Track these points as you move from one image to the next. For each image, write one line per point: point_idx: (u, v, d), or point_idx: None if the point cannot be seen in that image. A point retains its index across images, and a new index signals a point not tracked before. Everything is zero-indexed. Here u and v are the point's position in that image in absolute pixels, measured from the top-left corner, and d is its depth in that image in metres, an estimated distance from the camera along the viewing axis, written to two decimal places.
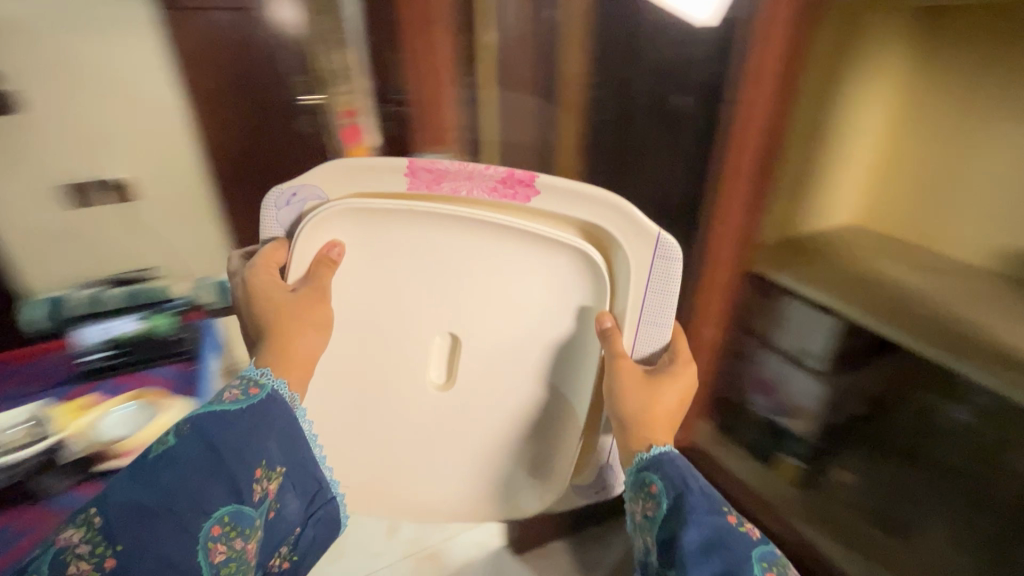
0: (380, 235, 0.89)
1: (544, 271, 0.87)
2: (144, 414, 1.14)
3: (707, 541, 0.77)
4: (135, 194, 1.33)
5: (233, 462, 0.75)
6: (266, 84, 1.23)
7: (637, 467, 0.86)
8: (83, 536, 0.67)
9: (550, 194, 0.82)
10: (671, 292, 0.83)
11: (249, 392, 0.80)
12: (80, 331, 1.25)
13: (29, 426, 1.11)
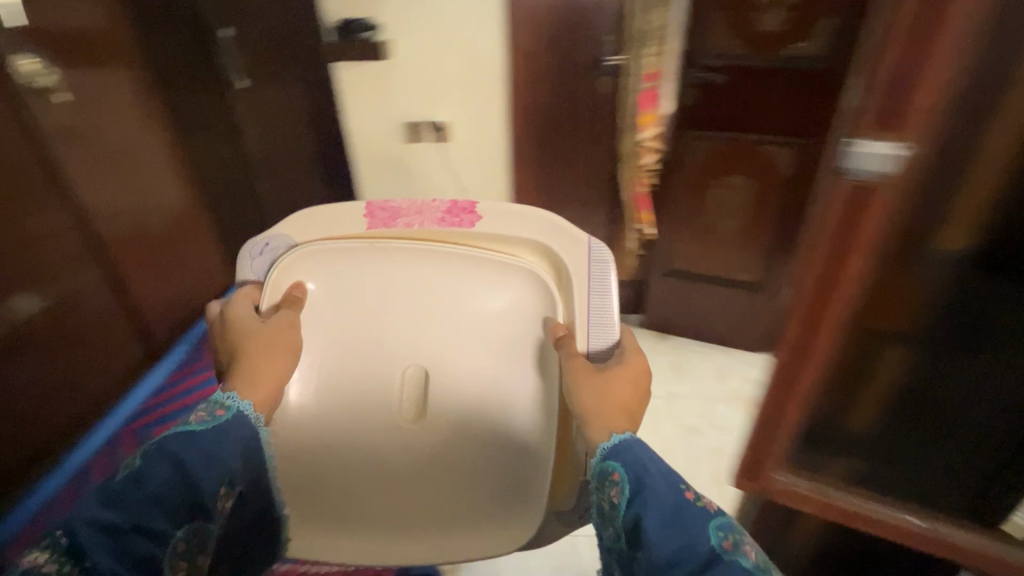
0: (342, 269, 0.79)
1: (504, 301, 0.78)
2: None
3: (656, 511, 0.50)
4: (450, 136, 1.53)
5: (208, 475, 0.53)
6: (580, 44, 1.38)
7: (591, 463, 0.59)
8: (49, 561, 0.44)
9: (499, 213, 0.82)
10: (610, 289, 0.75)
11: (216, 416, 0.59)
12: None
13: None
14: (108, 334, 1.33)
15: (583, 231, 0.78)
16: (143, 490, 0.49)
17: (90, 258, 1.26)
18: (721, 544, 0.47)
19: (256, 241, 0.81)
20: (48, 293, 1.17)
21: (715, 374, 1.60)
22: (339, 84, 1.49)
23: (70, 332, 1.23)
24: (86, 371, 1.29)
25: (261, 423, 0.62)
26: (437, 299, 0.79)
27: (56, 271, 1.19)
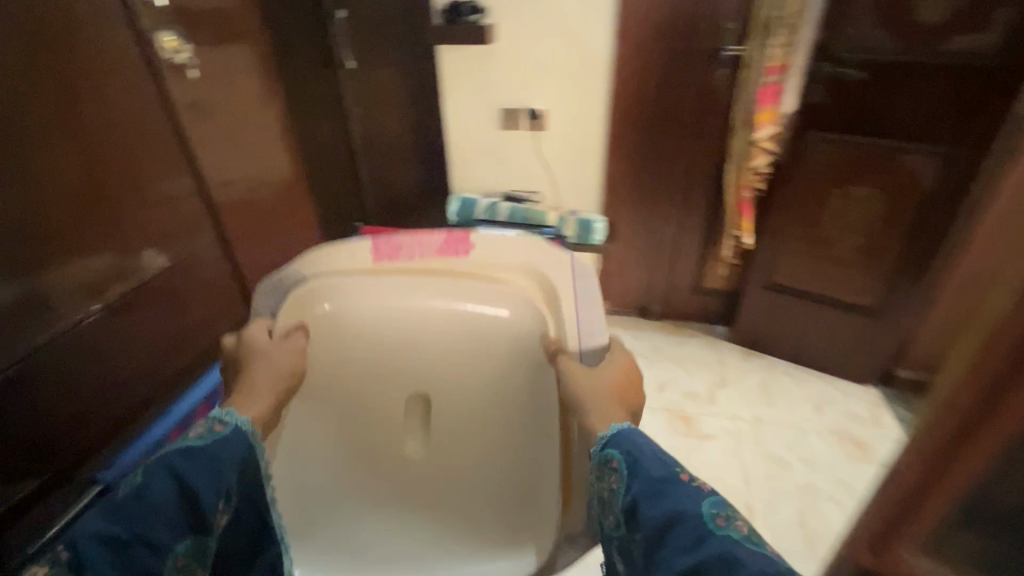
0: (338, 301, 0.73)
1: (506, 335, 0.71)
2: None
3: (648, 494, 0.53)
4: (545, 124, 1.50)
5: (207, 494, 0.52)
6: (696, 32, 1.29)
7: (591, 455, 0.61)
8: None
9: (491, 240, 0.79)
10: (597, 301, 0.74)
11: (214, 431, 0.57)
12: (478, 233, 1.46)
13: None
14: (223, 294, 1.25)
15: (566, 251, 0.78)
16: (146, 503, 0.49)
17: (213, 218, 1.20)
18: (715, 519, 0.49)
19: (267, 282, 0.78)
20: (171, 245, 1.10)
21: (811, 405, 1.44)
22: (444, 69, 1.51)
23: (191, 291, 1.15)
24: (199, 331, 1.18)
25: (258, 437, 0.60)
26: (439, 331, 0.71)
27: (183, 229, 1.13)
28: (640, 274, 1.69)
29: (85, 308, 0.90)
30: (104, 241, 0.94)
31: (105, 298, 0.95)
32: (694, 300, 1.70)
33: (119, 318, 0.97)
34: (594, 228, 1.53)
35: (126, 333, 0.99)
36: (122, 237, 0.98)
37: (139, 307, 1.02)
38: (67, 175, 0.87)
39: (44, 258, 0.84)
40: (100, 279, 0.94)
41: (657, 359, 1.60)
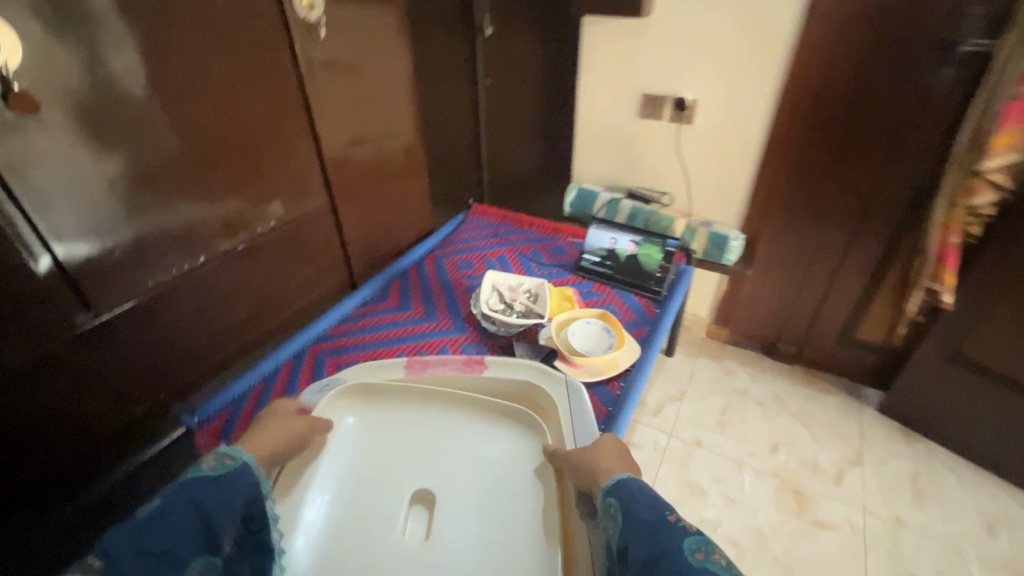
0: (381, 402, 0.94)
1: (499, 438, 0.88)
2: (602, 339, 1.07)
3: (634, 535, 0.58)
4: (690, 118, 1.29)
5: (222, 518, 0.56)
6: (923, 20, 0.98)
7: (598, 504, 0.69)
8: None
9: (502, 363, 0.99)
10: (585, 408, 0.89)
11: (224, 464, 0.63)
12: (591, 232, 1.32)
13: (526, 298, 1.15)
14: (330, 255, 1.27)
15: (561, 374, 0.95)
16: (171, 520, 0.52)
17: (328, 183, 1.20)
18: (693, 554, 0.54)
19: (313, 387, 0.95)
20: (290, 205, 1.13)
21: (980, 523, 1.11)
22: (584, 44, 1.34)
23: (303, 250, 1.19)
24: (300, 290, 1.21)
25: (262, 474, 0.65)
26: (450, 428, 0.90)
27: (301, 192, 1.14)
28: (774, 307, 1.43)
29: (196, 258, 0.96)
30: (224, 196, 0.98)
31: (216, 251, 0.99)
32: (838, 350, 1.40)
33: (225, 271, 1.02)
34: (728, 245, 1.31)
35: (231, 286, 1.04)
36: (242, 193, 1.02)
37: (246, 262, 1.06)
38: (197, 131, 0.90)
39: (168, 209, 0.89)
40: (217, 232, 0.99)
41: (776, 411, 1.36)
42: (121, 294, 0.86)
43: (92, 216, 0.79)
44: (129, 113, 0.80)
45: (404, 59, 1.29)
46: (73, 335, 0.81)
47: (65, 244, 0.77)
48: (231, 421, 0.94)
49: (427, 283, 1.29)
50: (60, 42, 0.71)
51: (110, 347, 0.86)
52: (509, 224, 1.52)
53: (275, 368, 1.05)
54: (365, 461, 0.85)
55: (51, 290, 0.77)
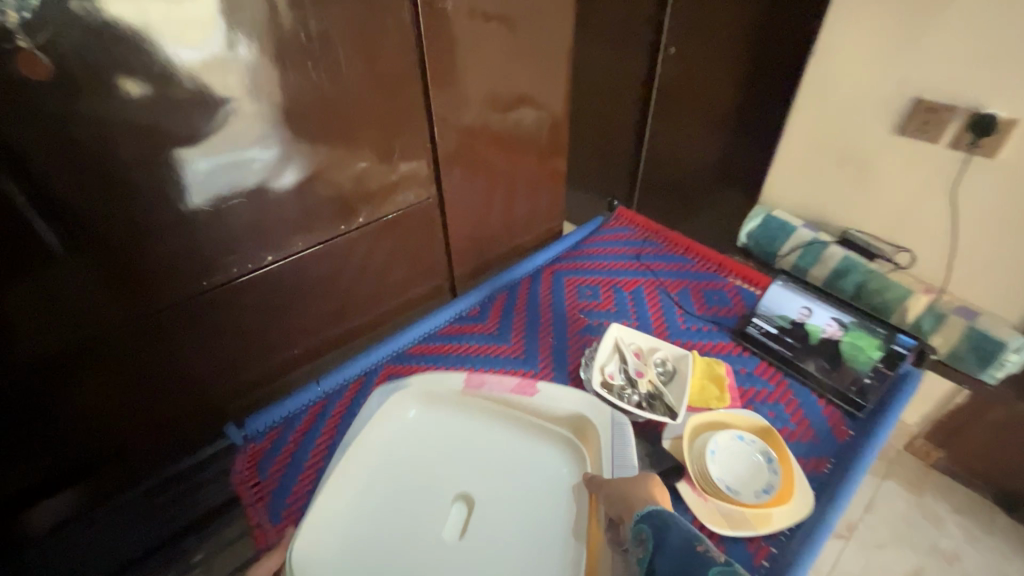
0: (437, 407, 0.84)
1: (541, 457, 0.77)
2: (755, 471, 0.73)
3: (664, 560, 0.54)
4: (992, 151, 0.81)
5: None
6: None
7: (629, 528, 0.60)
8: None
9: (555, 388, 0.84)
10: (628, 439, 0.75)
11: None
12: (774, 291, 0.94)
13: (658, 374, 0.84)
14: (430, 256, 1.06)
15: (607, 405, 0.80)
16: None
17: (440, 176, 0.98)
18: None
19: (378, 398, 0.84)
20: (376, 204, 0.91)
21: None
22: (828, 16, 0.90)
23: (396, 252, 1.00)
24: (388, 294, 1.04)
25: None
26: (498, 444, 0.79)
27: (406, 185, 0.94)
28: None
29: (263, 257, 0.81)
30: (303, 189, 0.80)
31: (286, 252, 0.83)
32: None
33: (296, 274, 0.86)
34: (995, 359, 0.87)
35: (303, 291, 0.89)
36: (326, 188, 0.83)
37: (322, 266, 0.89)
38: (274, 111, 0.71)
39: (231, 201, 0.73)
40: (289, 230, 0.82)
41: None
42: (170, 291, 0.73)
43: (136, 204, 0.65)
44: (188, 82, 0.62)
45: (562, 19, 0.98)
46: (114, 332, 0.71)
47: (106, 233, 0.64)
48: (275, 448, 0.81)
49: (536, 308, 1.04)
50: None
51: (156, 347, 0.76)
52: (658, 244, 1.17)
53: (339, 386, 0.90)
54: (408, 464, 0.78)
55: (74, 281, 0.65)
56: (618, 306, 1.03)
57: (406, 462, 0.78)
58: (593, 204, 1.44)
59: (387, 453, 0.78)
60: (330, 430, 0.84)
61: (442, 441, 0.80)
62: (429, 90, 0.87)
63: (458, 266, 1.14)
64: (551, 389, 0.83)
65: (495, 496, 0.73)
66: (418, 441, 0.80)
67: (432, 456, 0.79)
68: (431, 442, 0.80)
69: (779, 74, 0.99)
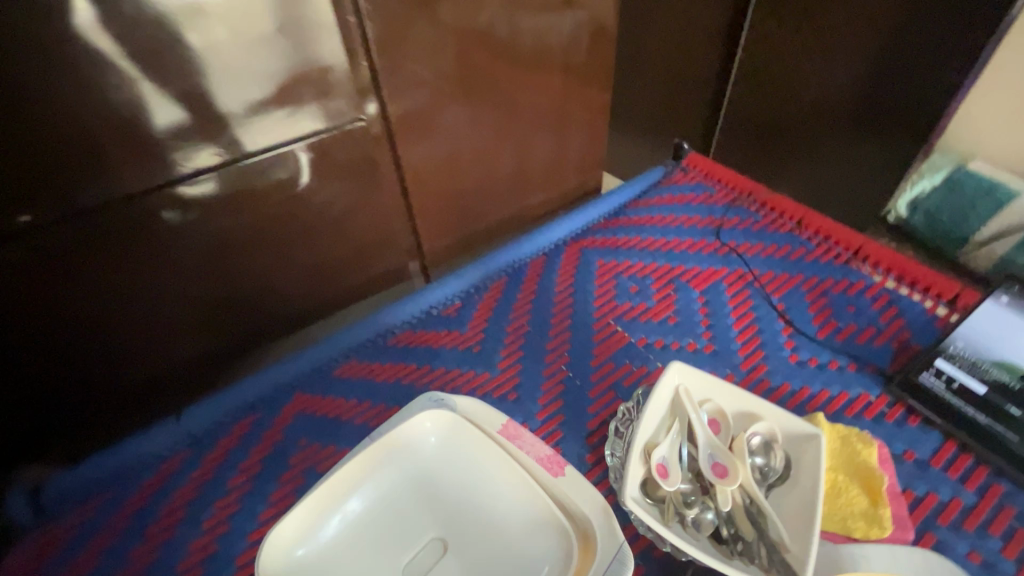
0: (461, 435, 0.49)
1: (527, 550, 0.43)
2: None
3: None
4: None
5: None
6: None
7: None
8: None
9: (588, 490, 0.44)
10: None
11: None
12: (992, 316, 0.53)
13: (752, 470, 0.44)
14: (382, 218, 0.67)
15: (617, 541, 0.40)
16: None
17: (378, 78, 0.57)
18: None
19: (425, 396, 0.50)
20: (257, 126, 0.52)
21: None
22: None
23: (313, 214, 0.60)
24: (315, 283, 0.66)
25: None
26: (496, 506, 0.46)
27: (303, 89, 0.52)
28: None
29: (9, 219, 0.44)
30: (60, 89, 0.41)
31: (68, 216, 0.46)
32: None
33: (106, 258, 0.49)
34: None
35: (132, 285, 0.52)
36: (160, 98, 0.45)
37: (152, 244, 0.51)
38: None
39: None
40: (61, 174, 0.44)
41: None
42: None
43: None
44: None
45: None
46: None
47: None
48: (81, 538, 0.49)
49: (547, 310, 0.65)
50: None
51: None
52: (756, 213, 0.74)
53: (214, 428, 0.56)
54: (414, 481, 0.48)
55: None
56: (683, 316, 0.63)
57: (415, 478, 0.48)
58: (649, 157, 1.00)
59: (395, 459, 0.48)
60: (174, 512, 0.50)
61: (470, 468, 0.48)
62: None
63: (430, 236, 0.74)
64: (576, 478, 0.44)
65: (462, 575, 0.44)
66: (441, 456, 0.49)
67: (443, 480, 0.48)
68: (454, 461, 0.48)
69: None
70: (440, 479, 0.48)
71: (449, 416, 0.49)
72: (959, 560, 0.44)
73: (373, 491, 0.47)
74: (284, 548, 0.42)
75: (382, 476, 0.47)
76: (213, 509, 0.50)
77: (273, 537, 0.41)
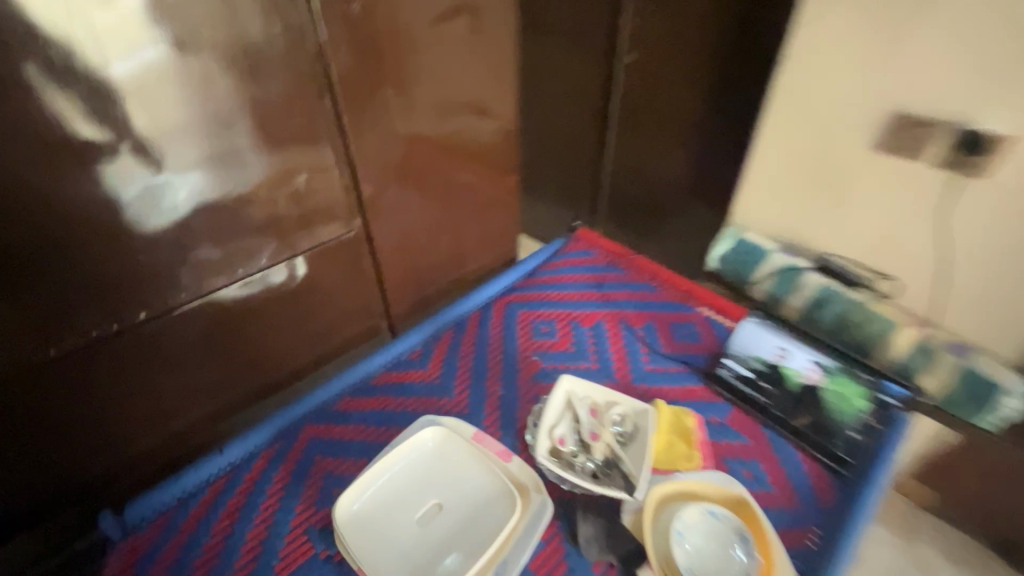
0: (449, 445, 0.73)
1: (490, 507, 0.68)
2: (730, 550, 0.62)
3: None
4: (973, 177, 0.72)
5: None
6: None
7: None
8: None
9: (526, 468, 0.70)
10: (536, 523, 0.65)
11: None
12: (748, 331, 0.84)
13: (615, 436, 0.72)
14: (360, 290, 0.92)
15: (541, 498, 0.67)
16: None
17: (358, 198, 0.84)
18: None
19: (423, 419, 0.75)
20: (281, 241, 0.77)
21: None
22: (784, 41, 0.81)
23: (314, 292, 0.85)
24: (312, 342, 0.90)
25: None
26: (470, 484, 0.70)
27: (284, 177, 0.73)
28: None
29: (134, 315, 0.67)
30: (169, 229, 0.66)
31: (164, 308, 0.70)
32: None
33: (183, 332, 0.73)
34: (991, 404, 0.76)
35: (201, 351, 0.76)
36: (138, 181, 0.61)
37: (215, 323, 0.75)
38: (83, 106, 0.55)
39: (60, 252, 0.59)
40: (163, 280, 0.68)
41: None
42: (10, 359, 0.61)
43: None
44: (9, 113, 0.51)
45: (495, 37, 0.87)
46: None
47: None
48: (161, 540, 0.68)
49: (485, 350, 0.92)
50: (140, 91, 0.57)
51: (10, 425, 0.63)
52: (624, 271, 1.06)
53: (248, 455, 0.77)
54: (417, 471, 0.71)
55: None
56: (579, 344, 0.92)
57: (418, 468, 0.72)
58: (556, 226, 1.32)
59: (405, 460, 0.72)
60: (230, 513, 0.71)
61: (452, 462, 0.72)
62: (335, 93, 0.73)
63: (396, 300, 1.00)
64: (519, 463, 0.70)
65: (451, 525, 0.67)
66: (436, 457, 0.73)
67: (437, 470, 0.72)
68: (444, 458, 0.73)
69: (754, 70, 0.86)
70: (435, 470, 0.72)
71: (441, 431, 0.74)
72: (738, 476, 0.74)
73: (392, 479, 0.70)
74: (347, 507, 0.66)
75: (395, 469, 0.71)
76: (259, 507, 0.71)
77: (341, 500, 0.65)
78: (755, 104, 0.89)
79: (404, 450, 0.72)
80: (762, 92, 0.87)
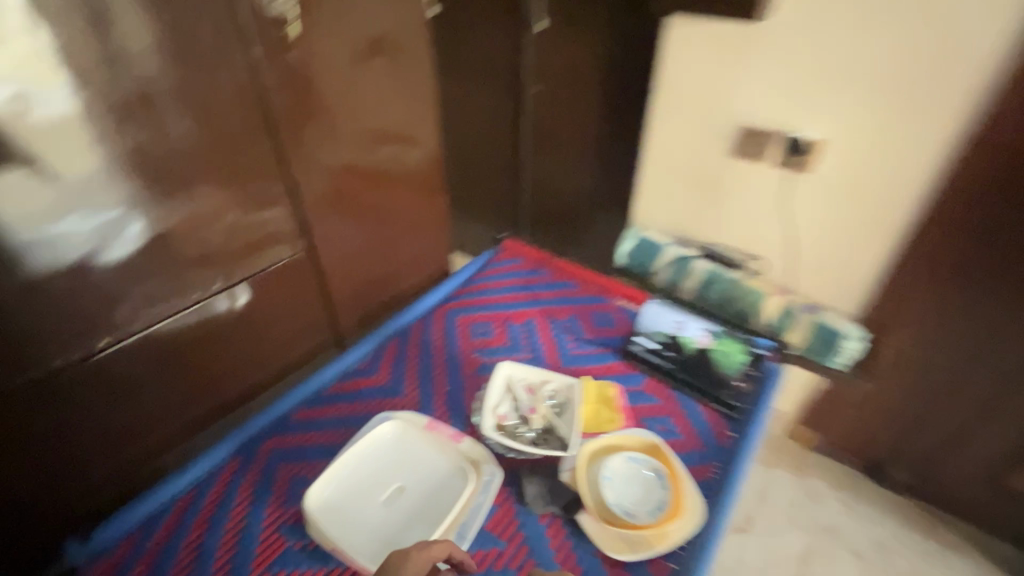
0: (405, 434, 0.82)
1: (448, 482, 0.77)
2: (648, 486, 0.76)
3: None
4: (800, 173, 0.93)
5: None
6: None
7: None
8: None
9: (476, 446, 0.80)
10: (489, 490, 0.75)
11: None
12: (652, 312, 1.00)
13: (550, 408, 0.84)
14: (307, 309, 0.99)
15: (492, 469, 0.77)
16: None
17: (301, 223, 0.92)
18: None
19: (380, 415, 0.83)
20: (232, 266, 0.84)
21: None
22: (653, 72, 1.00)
23: (264, 313, 0.91)
24: (264, 361, 0.95)
25: None
26: (427, 465, 0.79)
27: (232, 206, 0.81)
28: (895, 431, 1.03)
29: (95, 342, 0.72)
30: (126, 258, 0.71)
31: (123, 334, 0.74)
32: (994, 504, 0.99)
33: (143, 356, 0.77)
34: (836, 346, 0.97)
35: (160, 374, 0.80)
36: (81, 222, 0.66)
37: (172, 347, 0.80)
38: (42, 151, 0.61)
39: (23, 285, 0.63)
40: (122, 307, 0.73)
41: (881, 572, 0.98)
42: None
43: None
44: None
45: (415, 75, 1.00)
46: None
47: None
48: (134, 556, 0.71)
49: (429, 352, 1.01)
50: (97, 134, 0.64)
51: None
52: (547, 272, 1.20)
53: (211, 471, 0.80)
54: (378, 461, 0.79)
55: None
56: (513, 338, 1.04)
57: (379, 458, 0.79)
58: (485, 240, 1.45)
59: (366, 453, 0.79)
60: (201, 522, 0.75)
61: (409, 449, 0.80)
62: (275, 130, 0.82)
63: (342, 316, 1.07)
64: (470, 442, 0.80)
65: (413, 502, 0.75)
66: (394, 447, 0.81)
67: (395, 458, 0.80)
68: (401, 447, 0.81)
69: (633, 97, 1.05)
70: (394, 458, 0.80)
71: (396, 424, 0.82)
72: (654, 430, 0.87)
73: (356, 471, 0.77)
74: (316, 499, 0.73)
75: (359, 461, 0.78)
76: (229, 514, 0.76)
77: (311, 492, 0.72)
78: (637, 124, 1.07)
79: (364, 444, 0.79)
80: (641, 114, 1.05)
